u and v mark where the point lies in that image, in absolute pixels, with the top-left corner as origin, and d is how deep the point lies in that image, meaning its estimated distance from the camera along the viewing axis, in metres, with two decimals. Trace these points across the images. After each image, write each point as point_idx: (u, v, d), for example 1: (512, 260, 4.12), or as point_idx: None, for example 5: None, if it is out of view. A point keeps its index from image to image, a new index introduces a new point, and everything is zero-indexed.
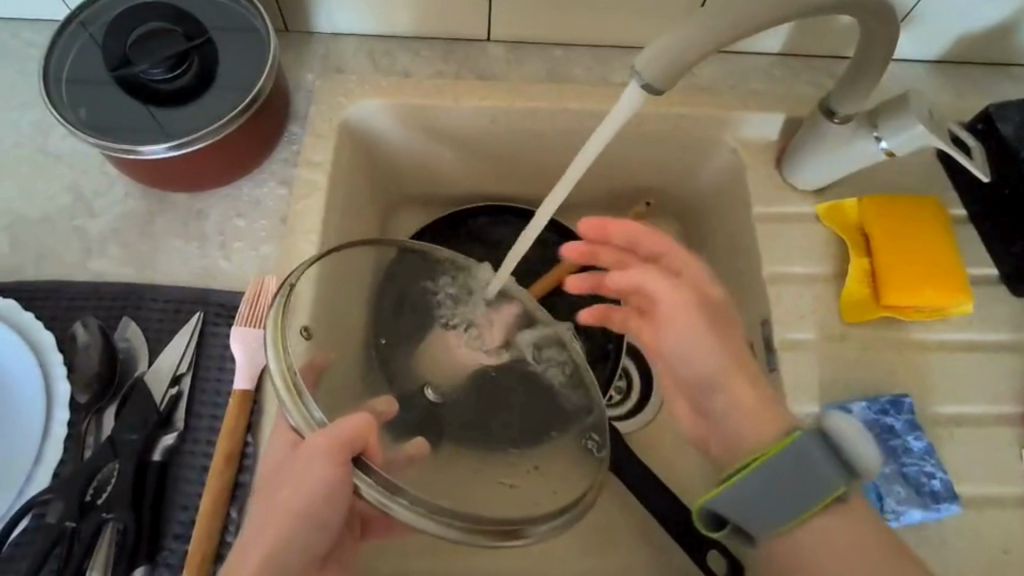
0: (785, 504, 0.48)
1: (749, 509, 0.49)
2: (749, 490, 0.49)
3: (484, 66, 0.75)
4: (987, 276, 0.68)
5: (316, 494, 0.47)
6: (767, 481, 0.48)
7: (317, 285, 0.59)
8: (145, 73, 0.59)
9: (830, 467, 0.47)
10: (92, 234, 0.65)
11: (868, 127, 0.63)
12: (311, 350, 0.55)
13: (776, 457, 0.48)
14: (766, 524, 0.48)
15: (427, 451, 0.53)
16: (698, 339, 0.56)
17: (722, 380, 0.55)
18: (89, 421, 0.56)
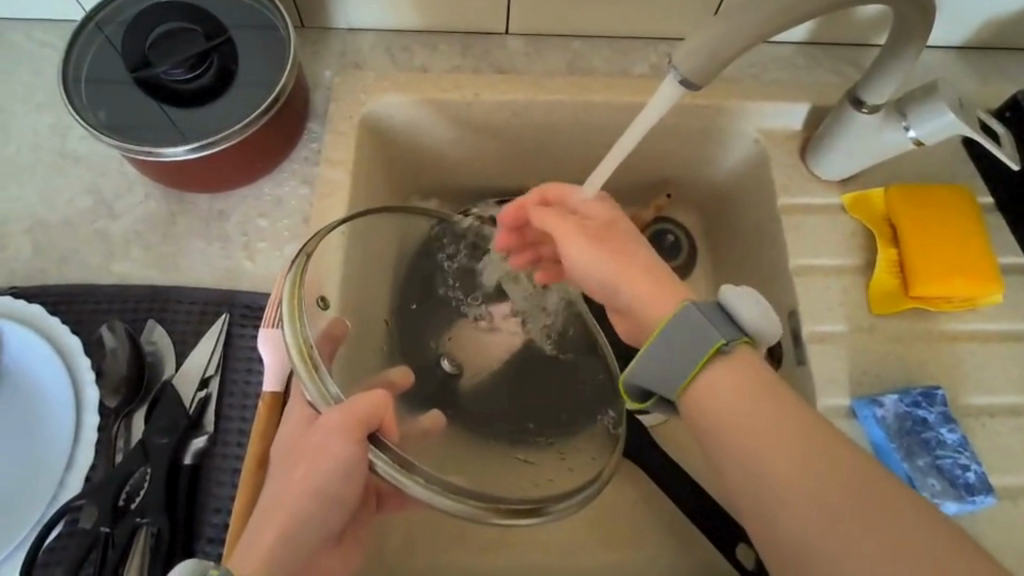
0: (682, 363, 0.45)
1: (658, 377, 0.46)
2: (656, 357, 0.45)
3: (503, 59, 0.74)
4: (1017, 265, 0.67)
5: (331, 472, 0.47)
6: (665, 346, 0.45)
7: (343, 247, 0.60)
8: (166, 74, 0.58)
9: (714, 322, 0.45)
10: (114, 236, 0.65)
11: (896, 117, 0.62)
12: (328, 319, 0.53)
13: (673, 324, 0.45)
14: (669, 386, 0.45)
15: (442, 424, 0.54)
16: (597, 244, 0.51)
17: (613, 289, 0.50)
18: (118, 425, 0.56)
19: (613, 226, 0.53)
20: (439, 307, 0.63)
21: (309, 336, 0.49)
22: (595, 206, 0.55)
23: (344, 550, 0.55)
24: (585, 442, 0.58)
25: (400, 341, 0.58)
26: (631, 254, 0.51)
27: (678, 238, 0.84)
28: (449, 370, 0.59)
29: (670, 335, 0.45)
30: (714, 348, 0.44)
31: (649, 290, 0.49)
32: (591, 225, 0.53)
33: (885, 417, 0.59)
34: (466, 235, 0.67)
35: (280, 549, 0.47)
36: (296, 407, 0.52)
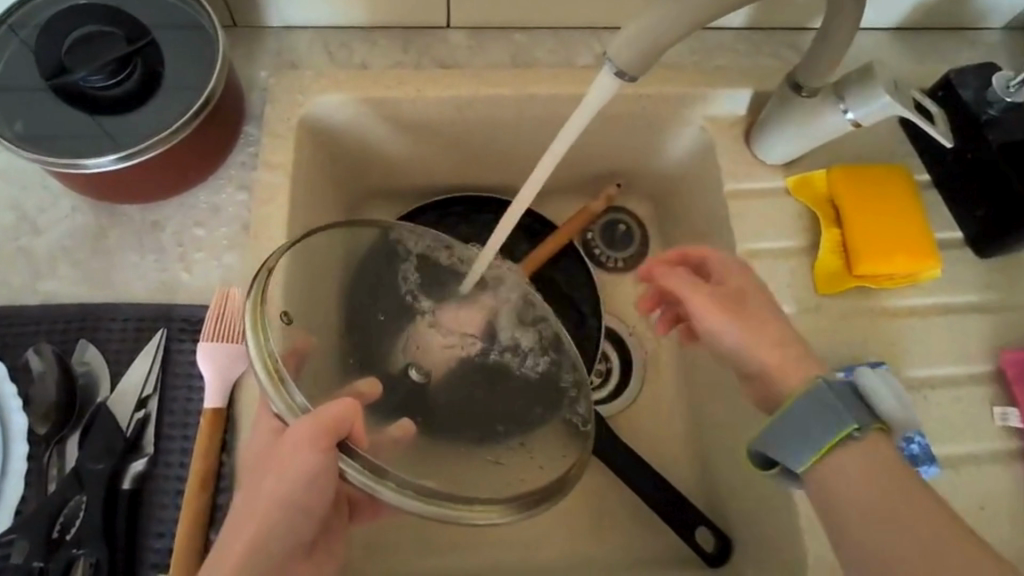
0: (814, 436, 0.48)
1: (784, 447, 0.49)
2: (783, 425, 0.49)
3: (446, 54, 0.72)
4: (954, 239, 0.69)
5: (300, 484, 0.46)
6: (792, 418, 0.49)
7: (288, 271, 0.56)
8: (85, 81, 0.55)
9: (846, 406, 0.47)
10: (40, 253, 0.61)
11: (835, 99, 0.63)
12: (296, 334, 0.53)
13: (803, 400, 0.49)
14: (794, 458, 0.48)
15: (413, 430, 0.53)
16: (740, 312, 0.60)
17: (748, 349, 0.58)
18: (51, 453, 0.53)
19: (759, 296, 0.61)
20: (399, 313, 0.60)
21: (273, 350, 0.50)
22: (750, 284, 0.63)
23: (317, 564, 0.53)
24: (558, 441, 0.57)
25: (358, 352, 0.56)
26: (763, 321, 0.60)
27: (630, 228, 0.85)
28: (418, 380, 0.57)
29: (799, 410, 0.49)
30: (847, 429, 0.47)
31: (785, 351, 0.58)
32: (726, 292, 0.62)
33: None
34: (422, 233, 0.63)
35: (250, 565, 0.45)
36: (264, 419, 0.52)
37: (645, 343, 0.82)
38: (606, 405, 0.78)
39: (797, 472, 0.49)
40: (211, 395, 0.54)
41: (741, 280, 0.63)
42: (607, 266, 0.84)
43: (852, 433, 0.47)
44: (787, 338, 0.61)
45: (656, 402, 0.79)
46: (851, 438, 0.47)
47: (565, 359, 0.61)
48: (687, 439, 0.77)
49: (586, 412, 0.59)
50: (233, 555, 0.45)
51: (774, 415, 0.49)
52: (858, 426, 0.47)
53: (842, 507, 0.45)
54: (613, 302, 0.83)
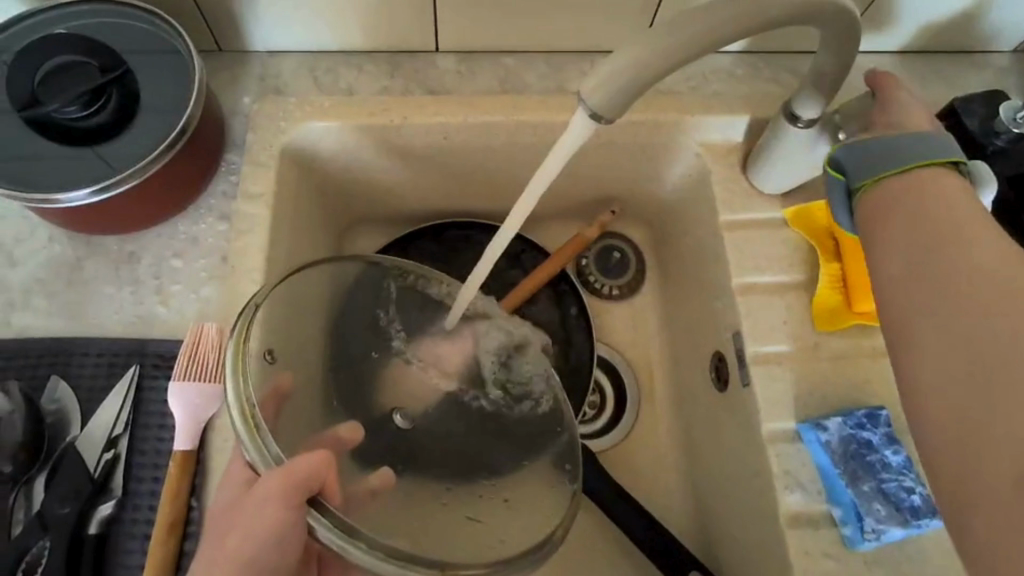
0: (904, 157, 0.48)
1: (870, 157, 0.50)
2: (877, 144, 0.50)
3: (434, 79, 0.71)
4: None
5: (264, 544, 0.44)
6: (896, 147, 0.49)
7: (269, 315, 0.54)
8: (58, 112, 0.54)
9: (946, 146, 0.49)
10: (14, 285, 0.60)
11: (833, 129, 0.61)
12: (278, 376, 0.51)
13: (911, 138, 0.50)
14: (874, 167, 0.49)
15: (392, 480, 0.51)
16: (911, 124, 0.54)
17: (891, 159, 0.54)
18: (17, 494, 0.52)
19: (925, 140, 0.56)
20: (383, 349, 0.58)
21: (250, 397, 0.48)
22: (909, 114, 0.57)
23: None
24: (541, 494, 0.54)
25: (343, 393, 0.55)
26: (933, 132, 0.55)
27: (626, 256, 0.82)
28: (403, 426, 0.55)
29: (905, 138, 0.50)
30: (948, 159, 0.48)
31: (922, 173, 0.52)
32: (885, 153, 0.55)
33: (830, 441, 0.57)
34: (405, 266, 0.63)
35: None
36: (234, 469, 0.50)
37: (637, 374, 0.79)
38: (598, 438, 0.76)
39: (854, 182, 0.50)
40: (183, 437, 0.53)
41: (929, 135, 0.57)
42: (601, 293, 0.81)
43: (939, 163, 0.48)
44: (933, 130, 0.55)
45: (648, 436, 0.77)
46: (940, 167, 0.47)
47: (552, 389, 0.60)
48: (681, 476, 0.74)
49: (572, 467, 0.56)
50: None
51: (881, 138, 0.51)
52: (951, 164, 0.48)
53: (898, 206, 0.46)
54: (605, 331, 0.81)
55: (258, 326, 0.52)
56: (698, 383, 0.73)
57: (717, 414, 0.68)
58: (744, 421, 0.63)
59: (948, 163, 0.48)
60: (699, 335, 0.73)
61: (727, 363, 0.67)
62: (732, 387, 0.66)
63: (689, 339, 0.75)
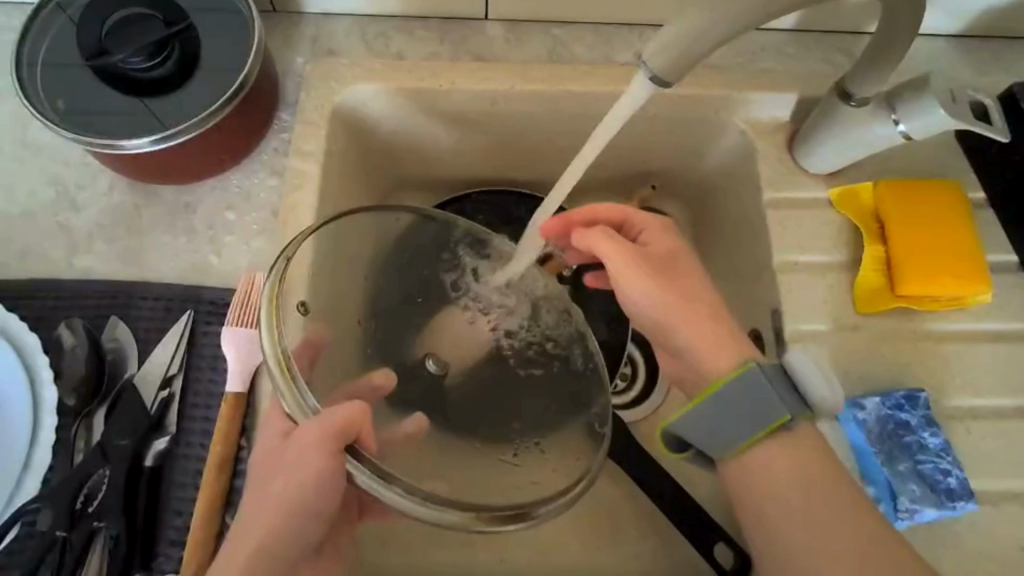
0: (738, 432, 0.50)
1: (707, 432, 0.51)
2: (702, 416, 0.51)
3: (482, 46, 0.71)
4: (1006, 262, 0.65)
5: (306, 490, 0.46)
6: (722, 407, 0.50)
7: (315, 254, 0.56)
8: (124, 62, 0.56)
9: (780, 397, 0.50)
10: (78, 229, 0.63)
11: (887, 109, 0.59)
12: (311, 326, 0.52)
13: (730, 386, 0.50)
14: (718, 445, 0.51)
15: (426, 426, 0.52)
16: (673, 274, 0.55)
17: (665, 318, 0.54)
18: (79, 426, 0.55)
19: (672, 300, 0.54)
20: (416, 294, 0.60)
21: (286, 345, 0.49)
22: (659, 269, 0.56)
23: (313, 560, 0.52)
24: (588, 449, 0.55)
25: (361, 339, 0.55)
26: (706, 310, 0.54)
27: None
28: (435, 371, 0.57)
29: (725, 398, 0.50)
30: (779, 421, 0.49)
31: (718, 334, 0.53)
32: (650, 256, 0.56)
33: (866, 420, 0.57)
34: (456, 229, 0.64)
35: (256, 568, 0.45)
36: (272, 420, 0.51)
37: None
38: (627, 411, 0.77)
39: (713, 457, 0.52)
40: (234, 378, 0.55)
41: (648, 256, 0.56)
42: None
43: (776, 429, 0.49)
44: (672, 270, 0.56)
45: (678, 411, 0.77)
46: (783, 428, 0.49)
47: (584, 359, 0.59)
48: None
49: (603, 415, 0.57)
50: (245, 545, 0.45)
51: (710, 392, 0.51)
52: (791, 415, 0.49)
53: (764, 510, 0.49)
54: None
55: (293, 279, 0.53)
56: None
57: None
58: None
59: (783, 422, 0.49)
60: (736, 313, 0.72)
61: (763, 342, 0.67)
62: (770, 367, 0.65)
63: None
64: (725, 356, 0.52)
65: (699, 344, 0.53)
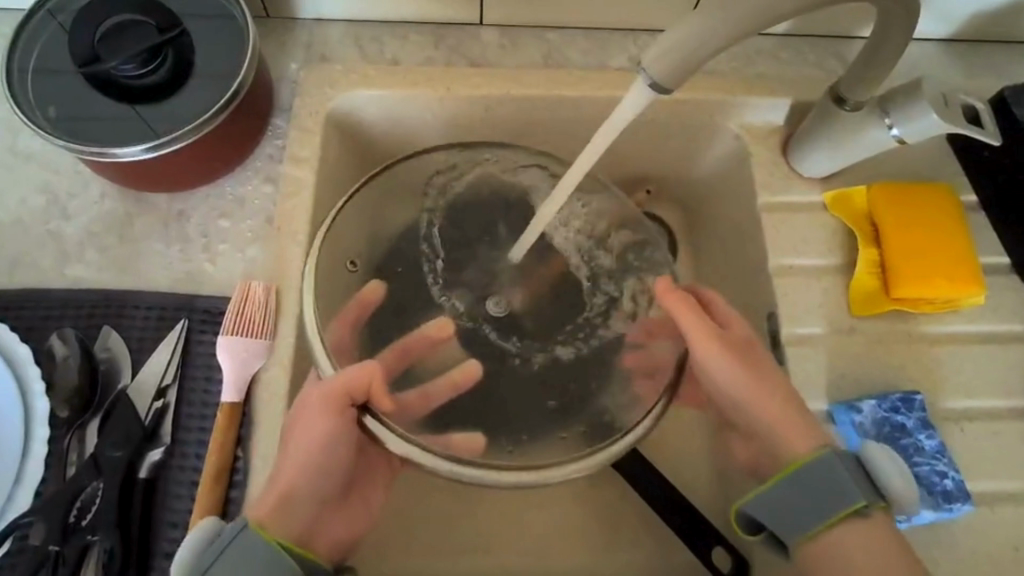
0: (812, 515, 0.49)
1: (779, 513, 0.49)
2: (775, 497, 0.50)
3: (477, 52, 0.71)
4: (998, 264, 0.66)
5: (319, 436, 0.50)
6: (796, 488, 0.50)
7: (354, 214, 0.61)
8: (116, 69, 0.55)
9: (856, 483, 0.49)
10: (69, 238, 0.62)
11: (880, 114, 0.60)
12: (368, 285, 0.61)
13: (805, 469, 0.50)
14: (793, 529, 0.49)
15: (478, 373, 0.59)
16: (756, 359, 0.55)
17: (742, 397, 0.54)
18: (71, 437, 0.54)
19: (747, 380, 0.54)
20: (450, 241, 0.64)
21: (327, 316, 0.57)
22: (739, 350, 0.55)
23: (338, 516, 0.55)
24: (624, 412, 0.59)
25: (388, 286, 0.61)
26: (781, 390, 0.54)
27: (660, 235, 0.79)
28: (499, 314, 0.62)
29: (799, 479, 0.49)
30: (855, 508, 0.48)
31: (794, 413, 0.53)
32: (733, 339, 0.56)
33: (863, 423, 0.58)
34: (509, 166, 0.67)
35: (279, 513, 0.48)
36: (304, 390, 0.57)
37: None
38: None
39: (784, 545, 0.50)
40: (230, 388, 0.55)
41: (735, 341, 0.56)
42: None
43: (852, 515, 0.48)
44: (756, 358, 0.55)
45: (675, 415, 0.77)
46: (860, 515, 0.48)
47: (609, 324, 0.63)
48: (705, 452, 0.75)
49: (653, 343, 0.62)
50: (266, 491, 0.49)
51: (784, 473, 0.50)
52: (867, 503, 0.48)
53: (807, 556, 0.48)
54: None
55: (340, 237, 0.60)
56: None
57: None
58: None
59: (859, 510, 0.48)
60: None
61: None
62: None
63: None
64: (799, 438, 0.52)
65: (779, 426, 0.53)
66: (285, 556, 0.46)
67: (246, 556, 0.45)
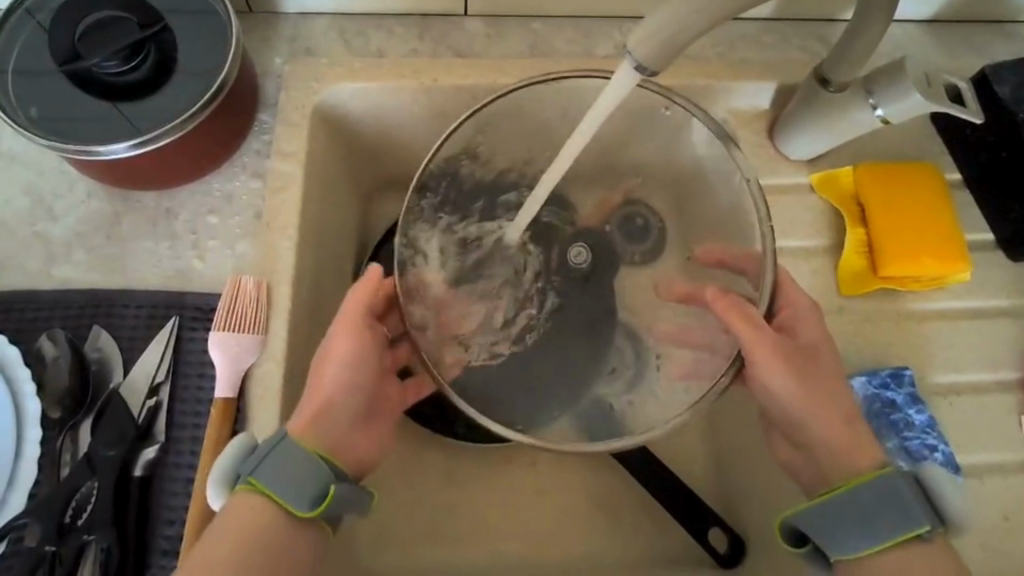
0: (868, 533, 0.48)
1: (834, 528, 0.48)
2: (831, 511, 0.49)
3: (462, 42, 0.71)
4: (983, 241, 0.67)
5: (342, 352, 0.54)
6: (853, 505, 0.49)
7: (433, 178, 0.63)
8: (98, 66, 0.55)
9: (918, 505, 0.48)
10: (56, 239, 0.61)
11: (864, 94, 0.60)
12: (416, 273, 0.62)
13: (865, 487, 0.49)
14: (844, 544, 0.48)
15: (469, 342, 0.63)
16: (819, 366, 0.56)
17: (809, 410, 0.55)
18: (64, 438, 0.54)
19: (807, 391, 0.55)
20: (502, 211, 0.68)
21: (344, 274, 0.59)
22: (801, 359, 0.56)
23: (369, 434, 0.57)
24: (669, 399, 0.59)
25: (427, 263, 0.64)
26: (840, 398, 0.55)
27: None
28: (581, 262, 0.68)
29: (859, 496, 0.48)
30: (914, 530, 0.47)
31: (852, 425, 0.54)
32: (798, 347, 0.57)
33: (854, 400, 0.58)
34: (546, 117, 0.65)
35: (315, 424, 0.51)
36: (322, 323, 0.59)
37: None
38: None
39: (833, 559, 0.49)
40: (223, 384, 0.55)
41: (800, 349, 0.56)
42: None
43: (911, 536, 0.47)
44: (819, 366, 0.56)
45: None
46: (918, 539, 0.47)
47: (653, 278, 0.67)
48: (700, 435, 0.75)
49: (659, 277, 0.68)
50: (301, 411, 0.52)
51: (843, 489, 0.49)
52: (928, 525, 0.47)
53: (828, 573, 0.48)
54: None
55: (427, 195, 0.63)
56: None
57: None
58: None
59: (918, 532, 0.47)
60: None
61: None
62: None
63: None
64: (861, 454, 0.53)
65: (832, 438, 0.54)
66: (325, 465, 0.48)
67: (290, 461, 0.47)
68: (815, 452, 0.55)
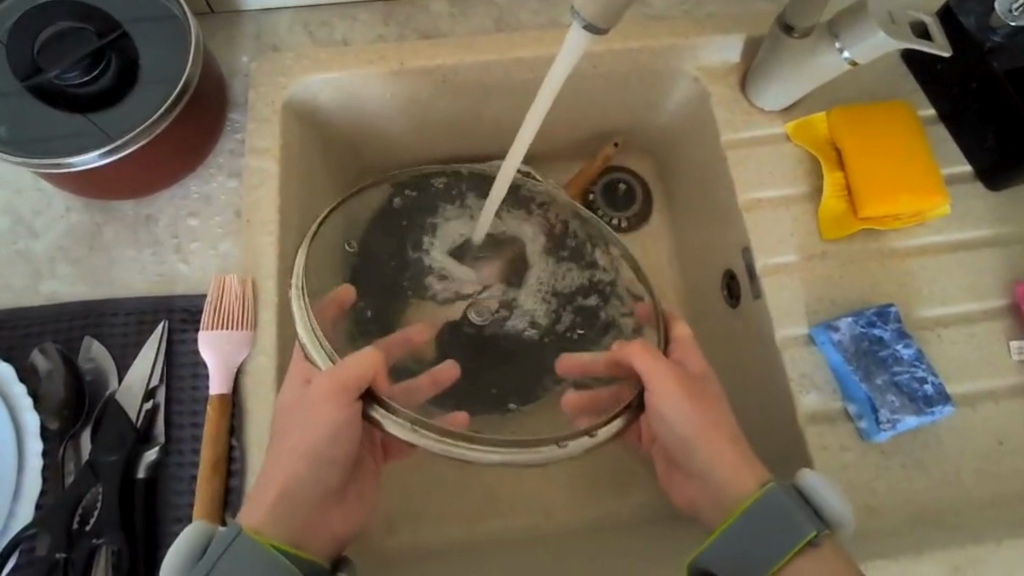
0: (764, 558, 0.48)
1: (733, 559, 0.49)
2: (728, 543, 0.49)
3: (427, 24, 0.71)
4: (961, 173, 0.67)
5: (321, 428, 0.52)
6: (745, 533, 0.49)
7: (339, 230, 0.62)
8: (60, 79, 0.54)
9: (801, 514, 0.49)
10: (39, 255, 0.61)
11: (829, 38, 0.59)
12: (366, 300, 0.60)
13: (753, 508, 0.50)
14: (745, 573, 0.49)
15: (465, 421, 0.55)
16: (708, 389, 0.57)
17: (699, 442, 0.55)
18: (64, 448, 0.54)
19: (704, 422, 0.55)
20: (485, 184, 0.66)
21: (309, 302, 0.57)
22: (692, 387, 0.56)
23: (339, 510, 0.56)
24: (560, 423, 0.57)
25: (370, 258, 0.62)
26: (726, 433, 0.55)
27: (631, 186, 0.82)
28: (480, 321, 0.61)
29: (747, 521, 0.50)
30: (803, 540, 0.48)
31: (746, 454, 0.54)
32: (684, 373, 0.57)
33: (842, 340, 0.59)
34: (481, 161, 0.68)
35: (276, 512, 0.50)
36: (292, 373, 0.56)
37: None
38: None
39: None
40: (216, 382, 0.56)
41: (694, 382, 0.57)
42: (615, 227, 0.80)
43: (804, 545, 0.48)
44: (705, 391, 0.57)
45: None
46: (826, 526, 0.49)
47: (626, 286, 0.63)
48: None
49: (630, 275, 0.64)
50: (269, 489, 0.51)
51: (733, 516, 0.50)
52: (815, 531, 0.48)
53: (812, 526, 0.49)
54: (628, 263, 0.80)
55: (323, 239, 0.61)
56: (711, 300, 0.73)
57: (732, 330, 0.69)
58: (757, 330, 0.64)
59: (809, 538, 0.48)
60: (708, 258, 0.73)
61: (738, 279, 0.68)
62: (745, 303, 0.66)
63: (699, 259, 0.75)
64: (748, 479, 0.53)
65: (721, 463, 0.54)
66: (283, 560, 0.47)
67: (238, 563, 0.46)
68: (706, 481, 0.55)
